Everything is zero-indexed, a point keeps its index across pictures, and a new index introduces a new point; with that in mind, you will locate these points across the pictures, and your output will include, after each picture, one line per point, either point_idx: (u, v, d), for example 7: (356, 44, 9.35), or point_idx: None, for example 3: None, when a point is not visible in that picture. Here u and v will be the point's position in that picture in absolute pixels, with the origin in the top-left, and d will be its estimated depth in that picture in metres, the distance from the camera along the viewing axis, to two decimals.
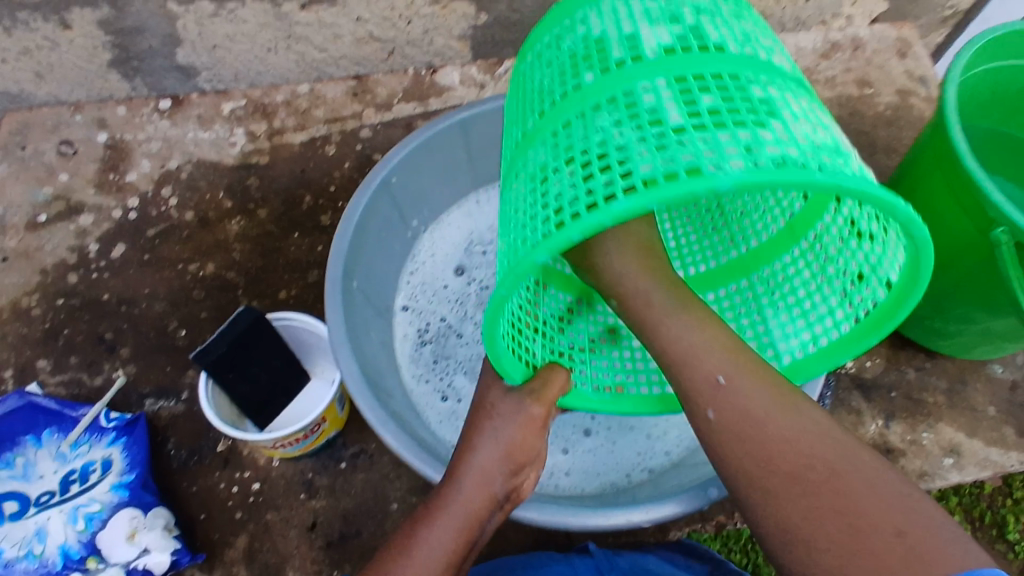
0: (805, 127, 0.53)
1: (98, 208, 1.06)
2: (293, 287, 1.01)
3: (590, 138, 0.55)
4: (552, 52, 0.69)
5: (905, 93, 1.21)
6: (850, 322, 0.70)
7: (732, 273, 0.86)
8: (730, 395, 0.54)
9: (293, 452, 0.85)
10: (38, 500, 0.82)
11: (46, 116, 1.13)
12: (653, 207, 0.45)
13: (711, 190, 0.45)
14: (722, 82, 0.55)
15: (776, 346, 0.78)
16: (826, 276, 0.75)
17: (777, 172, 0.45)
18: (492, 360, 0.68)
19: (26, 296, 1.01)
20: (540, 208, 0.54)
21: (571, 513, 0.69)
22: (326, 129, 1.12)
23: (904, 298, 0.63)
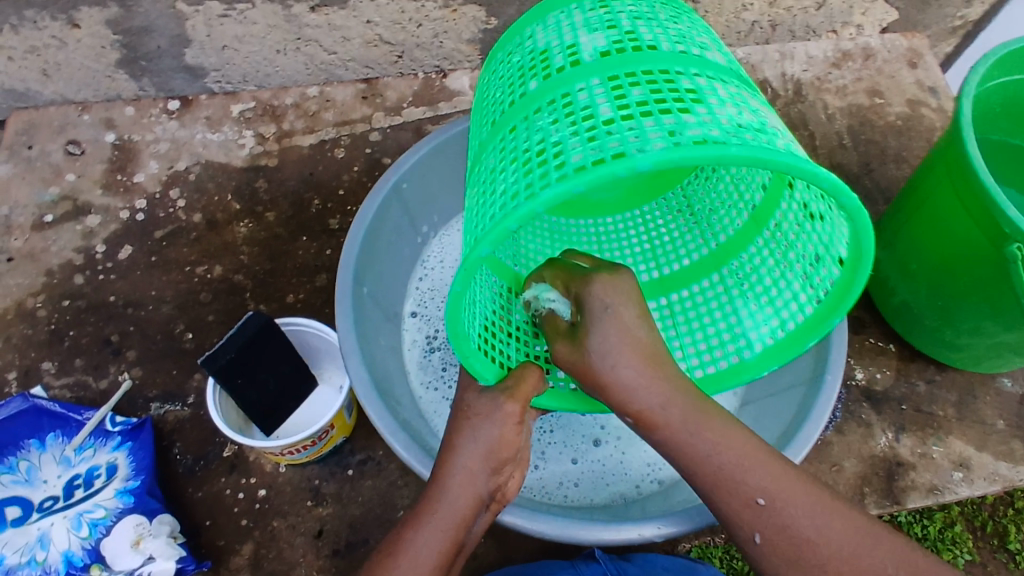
0: (732, 111, 0.53)
1: (105, 209, 1.05)
2: (301, 291, 1.00)
3: (532, 138, 0.56)
4: (501, 68, 0.70)
5: (917, 103, 1.20)
6: (813, 305, 0.71)
7: (697, 268, 0.84)
8: (776, 517, 0.57)
9: (301, 459, 0.85)
10: (42, 505, 0.81)
11: (54, 115, 1.12)
12: (579, 189, 0.46)
13: (630, 172, 0.46)
14: (653, 77, 0.56)
15: (747, 337, 0.76)
16: (784, 265, 0.75)
17: (693, 149, 0.45)
18: (462, 361, 0.68)
19: (31, 298, 1.00)
20: (486, 207, 0.55)
21: (583, 527, 0.69)
22: (335, 131, 1.11)
23: (858, 266, 0.64)
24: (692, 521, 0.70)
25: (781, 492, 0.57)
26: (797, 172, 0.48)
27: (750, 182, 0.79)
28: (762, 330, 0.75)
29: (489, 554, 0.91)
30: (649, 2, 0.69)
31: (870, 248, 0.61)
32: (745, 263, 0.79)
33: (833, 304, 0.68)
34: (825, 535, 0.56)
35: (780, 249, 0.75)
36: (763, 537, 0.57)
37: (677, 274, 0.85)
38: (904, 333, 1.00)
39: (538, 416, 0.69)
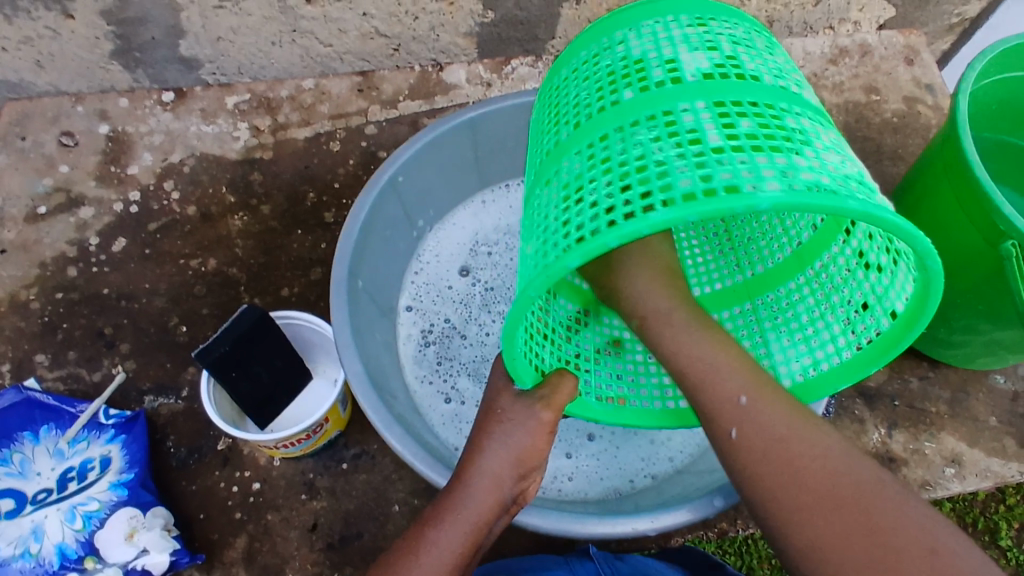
0: (835, 159, 0.53)
1: (98, 201, 1.04)
2: (296, 285, 1.00)
3: (629, 151, 0.55)
4: (585, 70, 0.69)
5: (913, 101, 1.20)
6: (854, 349, 0.70)
7: (734, 294, 0.84)
8: (753, 413, 0.55)
9: (295, 452, 0.84)
10: (35, 498, 0.80)
11: (47, 106, 1.11)
12: (690, 219, 0.45)
13: (750, 209, 0.45)
14: (758, 110, 0.56)
15: (776, 368, 0.75)
16: (830, 305, 0.75)
17: (811, 196, 0.45)
18: (506, 363, 0.67)
19: (25, 290, 0.99)
20: (574, 215, 0.53)
21: (576, 521, 0.69)
22: (331, 125, 1.10)
23: (914, 322, 0.63)
24: (687, 516, 0.70)
25: (760, 401, 0.56)
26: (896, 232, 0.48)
27: (798, 217, 0.81)
28: (791, 363, 0.75)
29: (483, 548, 0.91)
30: (744, 28, 0.69)
31: (931, 306, 0.61)
32: (797, 291, 0.79)
33: (873, 355, 0.68)
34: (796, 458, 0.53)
35: (841, 271, 0.74)
36: (740, 435, 0.55)
37: (717, 295, 0.84)
38: None
39: (531, 408, 0.67)
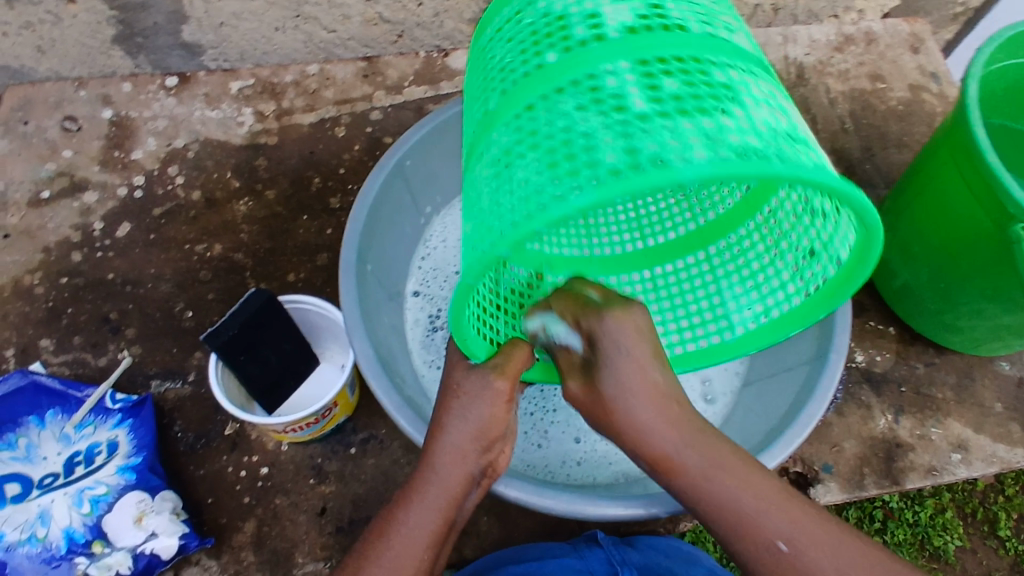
0: (766, 113, 0.53)
1: (102, 186, 1.04)
2: (302, 270, 1.00)
3: (554, 123, 0.53)
4: (509, 26, 0.65)
5: (918, 89, 1.20)
6: (801, 302, 0.70)
7: (690, 238, 0.84)
8: (796, 561, 0.53)
9: (304, 437, 0.84)
10: (42, 482, 0.80)
11: (50, 91, 1.10)
12: (617, 199, 0.44)
13: (675, 184, 0.44)
14: (683, 66, 0.54)
15: (730, 318, 0.77)
16: (780, 251, 0.75)
17: (740, 164, 0.44)
18: (457, 343, 0.67)
19: (28, 275, 0.98)
20: (505, 197, 0.52)
21: (588, 501, 0.69)
22: (335, 110, 1.10)
23: (859, 269, 0.63)
24: None
25: (772, 498, 0.54)
26: (833, 192, 0.49)
27: None
28: (746, 312, 0.75)
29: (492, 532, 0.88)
30: None
31: (872, 258, 0.61)
32: (754, 251, 0.78)
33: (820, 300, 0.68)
34: (839, 553, 0.53)
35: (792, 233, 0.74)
36: (789, 547, 0.53)
37: (663, 248, 0.85)
38: (906, 316, 1.00)
39: (486, 377, 0.64)
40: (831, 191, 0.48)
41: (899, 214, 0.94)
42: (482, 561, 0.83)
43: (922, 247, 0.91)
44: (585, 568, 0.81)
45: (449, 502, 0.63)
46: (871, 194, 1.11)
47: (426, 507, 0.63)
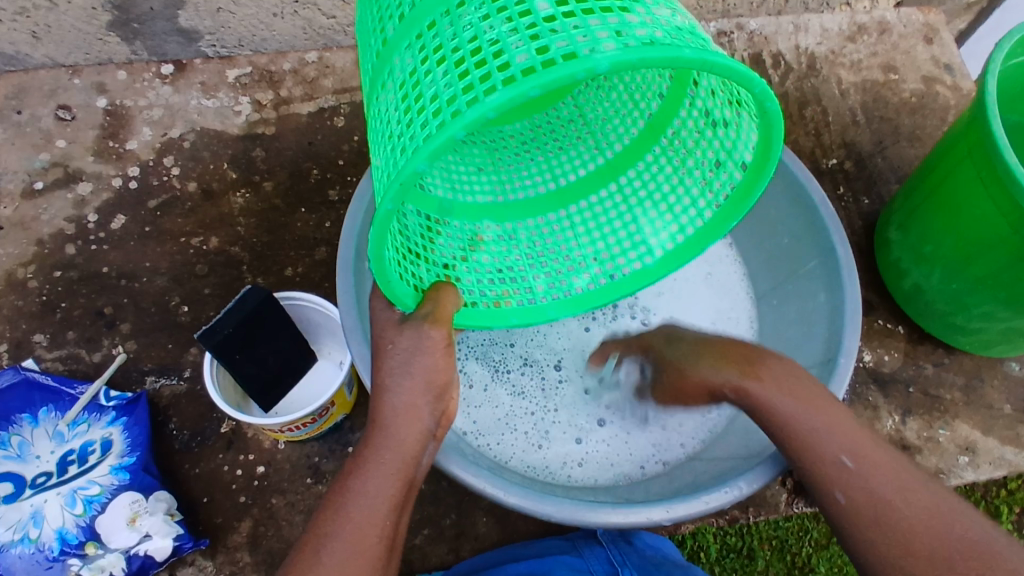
0: (667, 12, 0.49)
1: (97, 176, 1.02)
2: (299, 265, 0.98)
3: (458, 36, 0.49)
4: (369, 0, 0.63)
5: (932, 81, 1.16)
6: (725, 197, 0.65)
7: (606, 171, 0.75)
8: (853, 480, 0.58)
9: (300, 436, 0.83)
10: (35, 481, 0.79)
11: (44, 79, 1.08)
12: (531, 94, 0.41)
13: (589, 75, 0.41)
14: None
15: (647, 242, 0.72)
16: (686, 169, 0.70)
17: (652, 51, 0.41)
18: (381, 286, 0.62)
19: (22, 268, 0.97)
20: (415, 116, 0.48)
21: (588, 508, 0.66)
22: (333, 100, 1.07)
23: (760, 173, 0.61)
24: (704, 504, 0.67)
25: (837, 437, 0.60)
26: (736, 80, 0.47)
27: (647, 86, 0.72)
28: (661, 235, 0.71)
29: (491, 533, 0.87)
30: None
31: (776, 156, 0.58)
32: (647, 167, 0.73)
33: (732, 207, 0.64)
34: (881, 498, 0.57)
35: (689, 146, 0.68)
36: (845, 496, 0.58)
37: (524, 202, 0.76)
38: (916, 318, 0.98)
39: (419, 328, 0.62)
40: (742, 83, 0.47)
41: (911, 213, 0.92)
42: (478, 560, 0.82)
43: (934, 248, 0.88)
44: (585, 567, 0.79)
45: (405, 466, 0.60)
46: (883, 190, 1.08)
47: (381, 475, 0.59)
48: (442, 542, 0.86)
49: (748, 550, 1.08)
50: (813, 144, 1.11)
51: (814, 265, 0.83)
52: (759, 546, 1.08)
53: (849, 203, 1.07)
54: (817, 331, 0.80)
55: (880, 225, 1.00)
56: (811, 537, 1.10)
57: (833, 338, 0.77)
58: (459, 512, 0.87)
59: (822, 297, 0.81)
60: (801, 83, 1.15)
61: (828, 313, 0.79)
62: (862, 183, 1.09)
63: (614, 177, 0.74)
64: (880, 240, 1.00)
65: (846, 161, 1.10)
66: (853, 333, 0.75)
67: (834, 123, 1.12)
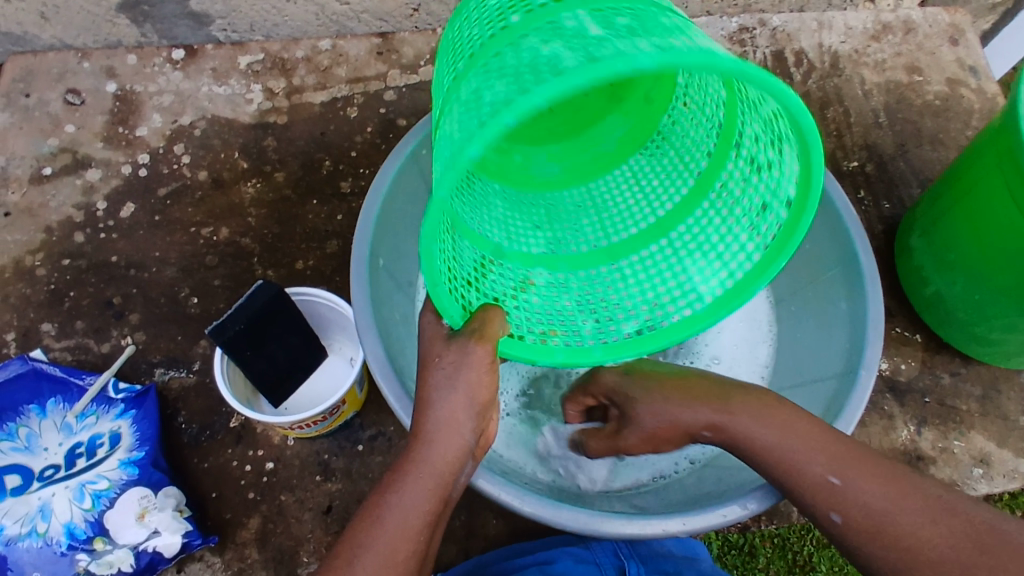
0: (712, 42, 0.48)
1: (106, 163, 1.00)
2: (310, 258, 0.97)
3: (518, 57, 0.48)
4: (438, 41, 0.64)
5: (956, 83, 1.14)
6: (762, 249, 0.65)
7: (658, 227, 0.74)
8: (845, 495, 0.59)
9: (310, 433, 0.82)
10: (42, 474, 0.78)
11: (52, 62, 1.06)
12: (582, 84, 0.38)
13: (632, 70, 0.39)
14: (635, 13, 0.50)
15: (696, 290, 0.70)
16: (734, 217, 0.69)
17: (697, 59, 0.40)
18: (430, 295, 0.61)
19: (29, 256, 0.96)
20: (469, 120, 0.45)
21: (601, 518, 0.66)
22: (348, 89, 1.05)
23: (803, 215, 0.59)
24: (722, 516, 0.66)
25: (837, 464, 0.60)
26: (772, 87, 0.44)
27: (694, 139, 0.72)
28: (710, 283, 0.69)
29: (501, 535, 0.86)
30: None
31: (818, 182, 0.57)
32: (701, 217, 0.72)
33: (779, 247, 0.63)
34: (901, 530, 0.57)
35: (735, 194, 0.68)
36: (842, 520, 0.59)
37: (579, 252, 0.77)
38: (934, 325, 0.97)
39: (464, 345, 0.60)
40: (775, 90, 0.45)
41: (934, 220, 0.90)
42: (486, 557, 0.81)
43: (958, 257, 0.86)
44: (593, 558, 0.77)
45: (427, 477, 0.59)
46: (903, 194, 1.07)
47: (409, 488, 0.58)
48: (452, 543, 0.86)
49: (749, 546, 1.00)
50: (834, 145, 1.09)
51: (836, 271, 0.81)
52: (760, 542, 1.00)
53: (869, 207, 1.06)
54: (838, 340, 0.79)
55: (902, 230, 0.98)
56: (813, 535, 1.01)
57: (854, 348, 0.76)
58: (469, 513, 0.87)
59: (844, 305, 0.79)
60: (823, 82, 1.13)
61: (850, 322, 0.78)
62: (883, 186, 1.07)
63: (666, 232, 0.74)
64: (902, 245, 0.98)
65: (868, 164, 1.08)
66: (876, 345, 0.74)
67: (856, 125, 1.10)
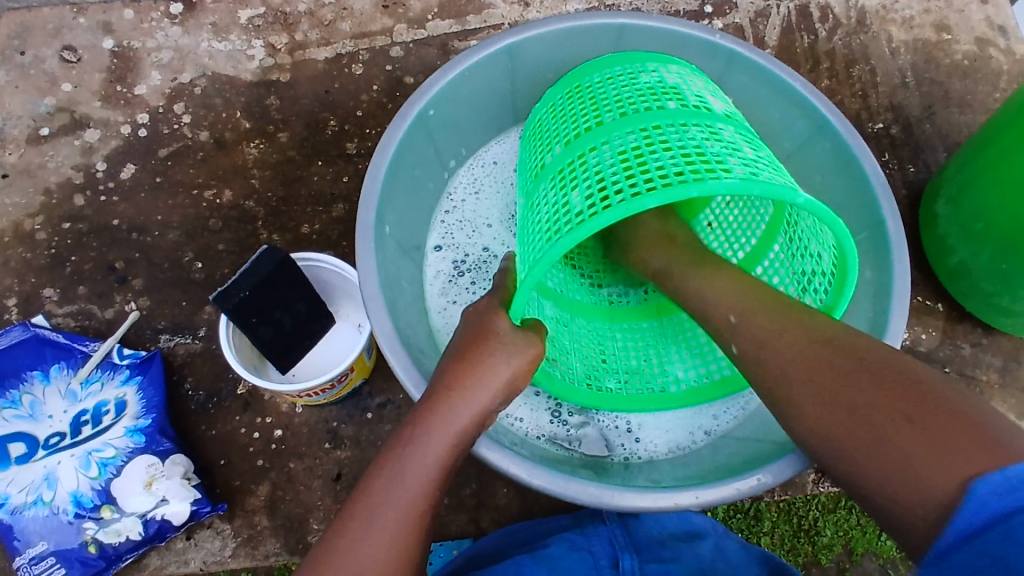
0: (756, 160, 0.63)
1: (105, 123, 0.97)
2: (316, 222, 0.94)
3: (614, 173, 0.63)
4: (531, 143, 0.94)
5: (984, 43, 1.07)
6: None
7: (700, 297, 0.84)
8: (741, 330, 0.56)
9: (319, 400, 0.81)
10: (48, 442, 0.77)
11: (48, 18, 1.01)
12: (650, 203, 0.56)
13: (703, 193, 0.56)
14: (698, 134, 0.65)
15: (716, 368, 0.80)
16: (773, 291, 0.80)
17: (763, 185, 0.56)
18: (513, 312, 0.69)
19: (29, 219, 0.93)
20: (562, 219, 0.63)
21: (606, 491, 0.64)
22: (352, 45, 1.01)
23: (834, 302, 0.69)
24: (736, 490, 0.65)
25: (751, 312, 0.56)
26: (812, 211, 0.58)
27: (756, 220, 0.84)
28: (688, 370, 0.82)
29: (511, 505, 0.85)
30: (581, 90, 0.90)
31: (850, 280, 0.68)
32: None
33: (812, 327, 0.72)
34: (779, 363, 0.51)
35: (774, 289, 0.80)
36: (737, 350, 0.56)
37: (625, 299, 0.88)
38: (957, 296, 0.93)
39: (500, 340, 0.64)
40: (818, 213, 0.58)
41: (961, 187, 0.86)
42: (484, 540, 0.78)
43: (985, 226, 0.82)
44: (586, 544, 0.71)
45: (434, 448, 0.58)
46: (929, 157, 1.02)
47: None
48: (462, 512, 0.85)
49: (754, 511, 0.94)
50: (859, 106, 1.04)
51: (862, 238, 0.78)
52: (766, 507, 0.94)
53: (894, 170, 1.01)
54: (862, 309, 0.76)
55: (928, 197, 0.94)
56: (819, 500, 0.94)
57: (879, 318, 0.72)
58: (479, 482, 0.86)
59: (869, 273, 0.76)
60: (849, 39, 1.07)
61: (874, 291, 0.75)
62: (907, 150, 1.02)
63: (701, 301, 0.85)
64: (927, 212, 0.95)
65: (893, 126, 1.03)
66: (901, 316, 0.70)
67: (882, 85, 1.05)
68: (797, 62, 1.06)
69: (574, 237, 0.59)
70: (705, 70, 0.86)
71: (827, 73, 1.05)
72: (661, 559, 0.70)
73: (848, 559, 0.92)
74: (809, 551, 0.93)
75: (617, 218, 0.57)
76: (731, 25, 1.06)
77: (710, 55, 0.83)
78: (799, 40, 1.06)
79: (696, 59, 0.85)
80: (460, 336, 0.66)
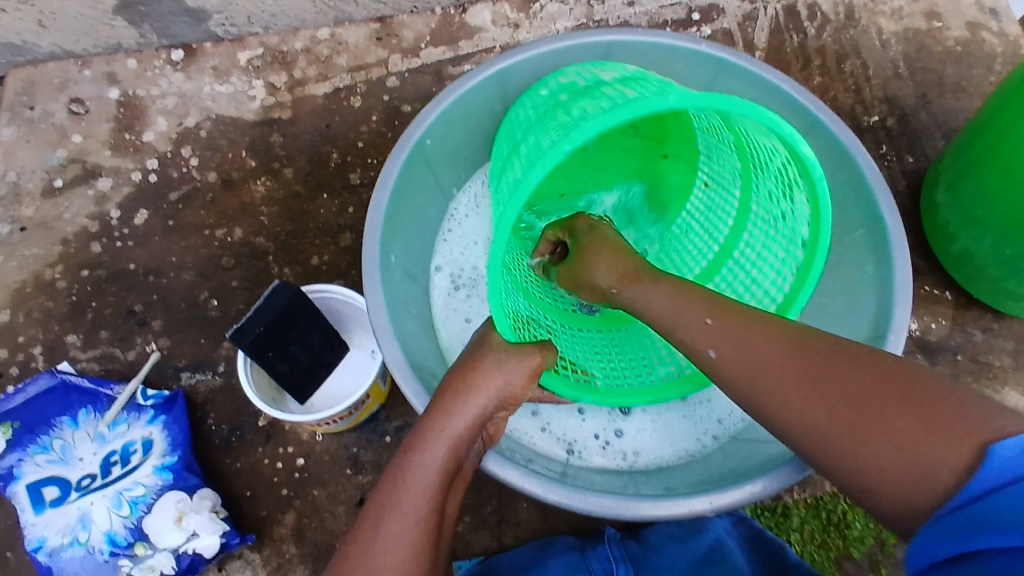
0: (627, 96, 0.62)
1: (116, 171, 1.00)
2: (325, 253, 0.96)
3: (522, 164, 0.65)
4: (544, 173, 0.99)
5: (976, 28, 1.08)
6: (794, 272, 0.75)
7: (722, 252, 0.84)
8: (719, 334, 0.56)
9: (338, 428, 0.83)
10: (79, 484, 0.81)
11: (53, 72, 1.05)
12: (537, 178, 0.57)
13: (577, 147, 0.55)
14: (578, 105, 0.66)
15: (767, 295, 0.78)
16: (772, 234, 0.78)
17: (629, 108, 0.55)
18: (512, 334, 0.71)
19: (49, 269, 0.97)
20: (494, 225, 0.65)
21: (622, 503, 0.65)
22: (350, 78, 1.03)
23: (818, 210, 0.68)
24: (751, 492, 0.66)
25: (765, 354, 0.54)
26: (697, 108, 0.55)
27: (724, 182, 0.83)
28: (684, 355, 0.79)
29: (533, 519, 0.87)
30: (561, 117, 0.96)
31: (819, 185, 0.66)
32: (746, 246, 0.82)
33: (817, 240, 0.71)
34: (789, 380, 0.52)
35: (766, 228, 0.79)
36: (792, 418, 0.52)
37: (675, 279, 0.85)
38: (966, 285, 0.94)
39: (500, 354, 0.66)
40: (703, 107, 0.55)
41: (959, 175, 0.87)
42: (494, 561, 0.81)
43: (986, 212, 0.83)
44: (584, 564, 0.76)
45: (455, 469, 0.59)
46: (927, 147, 1.03)
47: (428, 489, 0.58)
48: (485, 528, 0.86)
49: (783, 509, 0.94)
50: (852, 101, 1.05)
51: (860, 233, 0.79)
52: (796, 503, 0.94)
53: (892, 162, 1.02)
54: (865, 303, 0.77)
55: (928, 185, 0.95)
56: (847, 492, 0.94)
57: (882, 312, 0.74)
58: (499, 499, 0.87)
59: (870, 268, 0.77)
60: (838, 35, 1.08)
61: (877, 285, 0.76)
62: (905, 141, 1.04)
63: (730, 254, 0.84)
64: (927, 202, 0.96)
65: (888, 118, 1.04)
66: (904, 308, 0.72)
67: (874, 78, 1.06)
68: (788, 63, 1.07)
69: (501, 242, 0.59)
70: (693, 79, 0.87)
71: (818, 71, 1.07)
72: (659, 569, 0.74)
73: (881, 551, 0.93)
74: (842, 546, 0.93)
75: (518, 204, 0.58)
76: (719, 31, 1.08)
77: (699, 63, 0.85)
78: (787, 40, 1.08)
79: (683, 68, 0.86)
80: (463, 359, 0.68)
